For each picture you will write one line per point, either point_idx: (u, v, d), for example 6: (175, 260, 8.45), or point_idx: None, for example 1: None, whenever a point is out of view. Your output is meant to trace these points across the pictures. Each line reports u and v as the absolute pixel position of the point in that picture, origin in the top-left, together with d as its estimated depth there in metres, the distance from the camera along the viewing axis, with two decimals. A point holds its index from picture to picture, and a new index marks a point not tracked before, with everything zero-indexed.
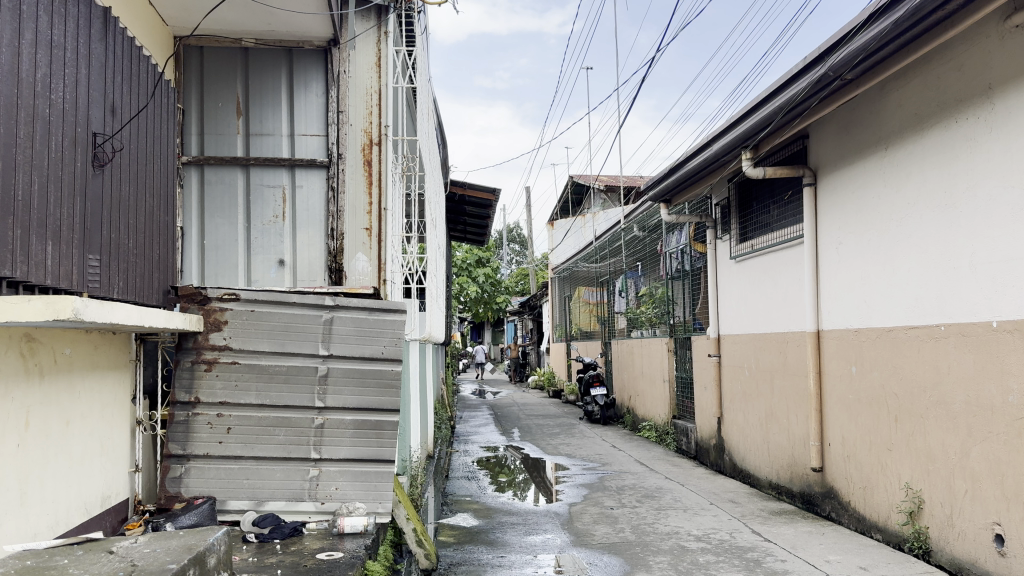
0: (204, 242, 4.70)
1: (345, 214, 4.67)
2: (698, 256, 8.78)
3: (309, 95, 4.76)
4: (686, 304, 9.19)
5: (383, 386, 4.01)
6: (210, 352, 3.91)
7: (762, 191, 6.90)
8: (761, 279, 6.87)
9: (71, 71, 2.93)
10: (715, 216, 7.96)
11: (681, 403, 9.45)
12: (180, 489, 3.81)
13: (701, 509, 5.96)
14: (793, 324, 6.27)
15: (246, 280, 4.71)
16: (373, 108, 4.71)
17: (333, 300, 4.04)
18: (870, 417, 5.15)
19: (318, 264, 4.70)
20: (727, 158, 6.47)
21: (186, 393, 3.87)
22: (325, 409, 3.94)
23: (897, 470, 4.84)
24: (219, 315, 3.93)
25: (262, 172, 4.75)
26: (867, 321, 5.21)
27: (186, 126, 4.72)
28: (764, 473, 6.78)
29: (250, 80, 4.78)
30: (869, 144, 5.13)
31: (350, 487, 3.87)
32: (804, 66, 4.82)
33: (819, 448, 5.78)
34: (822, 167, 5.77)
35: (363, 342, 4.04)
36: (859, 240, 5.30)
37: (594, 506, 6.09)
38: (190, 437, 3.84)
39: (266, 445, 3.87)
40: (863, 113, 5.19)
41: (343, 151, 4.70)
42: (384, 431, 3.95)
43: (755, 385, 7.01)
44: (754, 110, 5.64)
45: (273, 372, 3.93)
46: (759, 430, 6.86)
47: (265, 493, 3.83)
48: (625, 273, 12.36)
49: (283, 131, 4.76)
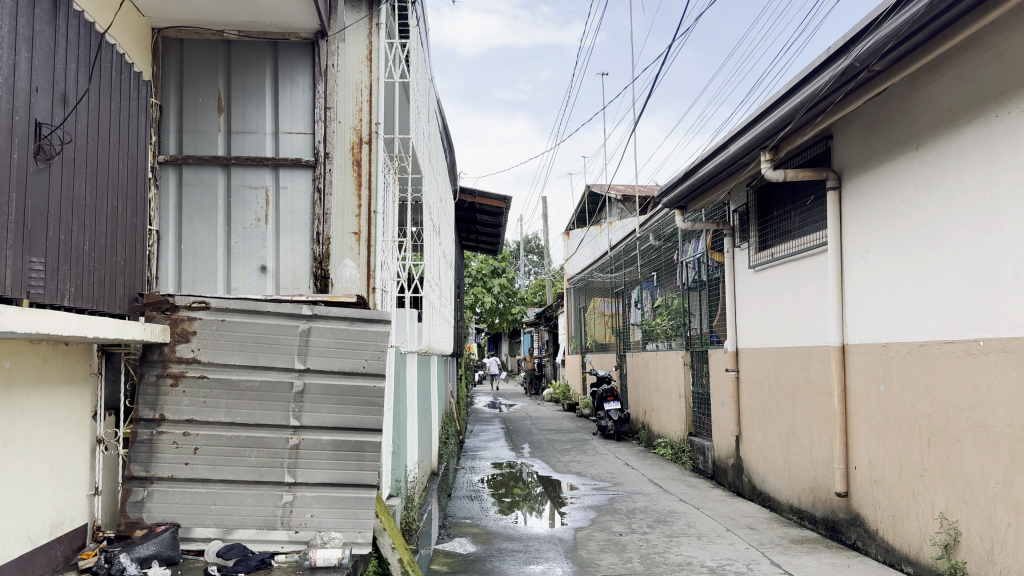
0: (181, 247, 4.40)
1: (332, 217, 4.37)
2: (715, 266, 8.39)
3: (296, 89, 4.46)
4: (702, 316, 8.81)
5: (365, 404, 3.68)
6: (177, 365, 3.61)
7: (782, 197, 6.52)
8: (782, 290, 6.48)
9: (7, 52, 2.64)
10: (733, 223, 7.59)
11: (698, 419, 9.05)
12: (142, 514, 3.49)
13: (716, 536, 5.56)
14: (816, 338, 5.87)
15: (225, 289, 4.40)
16: (363, 104, 4.43)
17: (311, 309, 3.70)
18: (900, 440, 4.74)
19: (302, 271, 4.39)
20: (745, 160, 6.08)
21: (150, 410, 3.57)
22: (300, 429, 3.62)
23: (930, 497, 4.43)
24: (187, 325, 3.63)
25: (244, 173, 4.45)
26: (897, 335, 4.81)
27: (164, 123, 4.42)
28: (785, 497, 6.36)
29: (233, 75, 4.48)
30: (900, 142, 4.74)
31: (327, 515, 3.55)
32: (828, 58, 4.45)
33: (844, 471, 5.38)
34: (849, 169, 5.37)
35: (343, 356, 3.69)
36: (889, 248, 4.91)
37: (602, 532, 5.71)
38: (153, 458, 3.54)
39: (236, 467, 3.56)
40: (893, 110, 4.81)
41: (330, 149, 4.40)
42: (365, 452, 3.63)
43: (776, 402, 6.60)
44: (774, 108, 5.27)
45: (244, 388, 3.61)
46: (780, 450, 6.46)
47: (233, 520, 3.51)
48: (641, 284, 11.97)
49: (266, 128, 4.47)
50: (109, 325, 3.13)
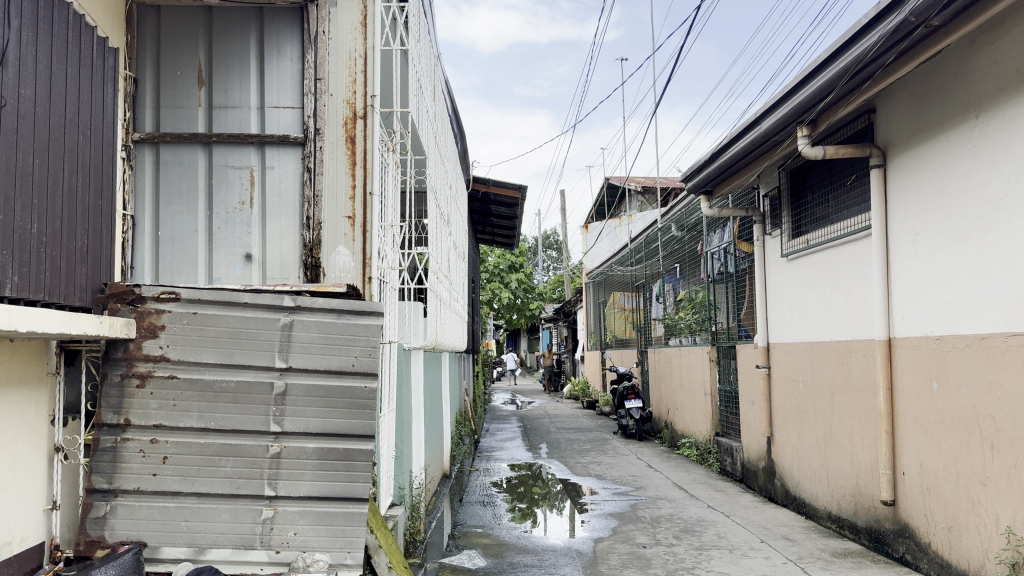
0: (158, 234, 3.99)
1: (324, 199, 3.96)
2: (744, 257, 7.88)
3: (283, 59, 4.04)
4: (729, 310, 8.32)
5: (355, 407, 3.26)
6: (143, 364, 3.19)
7: (819, 178, 6.04)
8: (820, 280, 5.99)
9: None
10: (764, 209, 7.10)
11: (725, 419, 8.58)
12: (104, 533, 3.08)
13: (750, 549, 5.10)
14: (859, 332, 5.38)
15: (207, 279, 4.00)
16: (357, 75, 3.99)
17: (294, 300, 3.27)
18: (958, 444, 4.26)
19: (291, 260, 3.98)
20: (779, 137, 5.58)
21: (113, 414, 3.14)
22: (282, 435, 3.21)
23: (994, 510, 3.94)
24: (155, 319, 3.21)
25: (227, 151, 4.04)
26: (953, 327, 4.32)
27: (140, 98, 4.01)
28: (823, 503, 5.89)
29: (214, 43, 4.06)
30: (957, 110, 4.25)
31: (312, 533, 3.15)
32: (878, 14, 3.97)
33: (890, 477, 4.89)
34: (897, 144, 4.89)
35: (329, 354, 3.27)
36: (942, 231, 4.43)
37: (623, 544, 5.27)
38: (117, 469, 3.12)
39: (209, 479, 3.15)
40: (949, 77, 4.32)
41: (321, 125, 3.98)
42: (355, 462, 3.22)
43: (811, 401, 6.13)
44: (814, 75, 4.78)
45: (218, 390, 3.19)
46: (817, 453, 5.98)
47: (206, 539, 3.10)
48: (662, 277, 11.49)
49: (251, 102, 4.05)
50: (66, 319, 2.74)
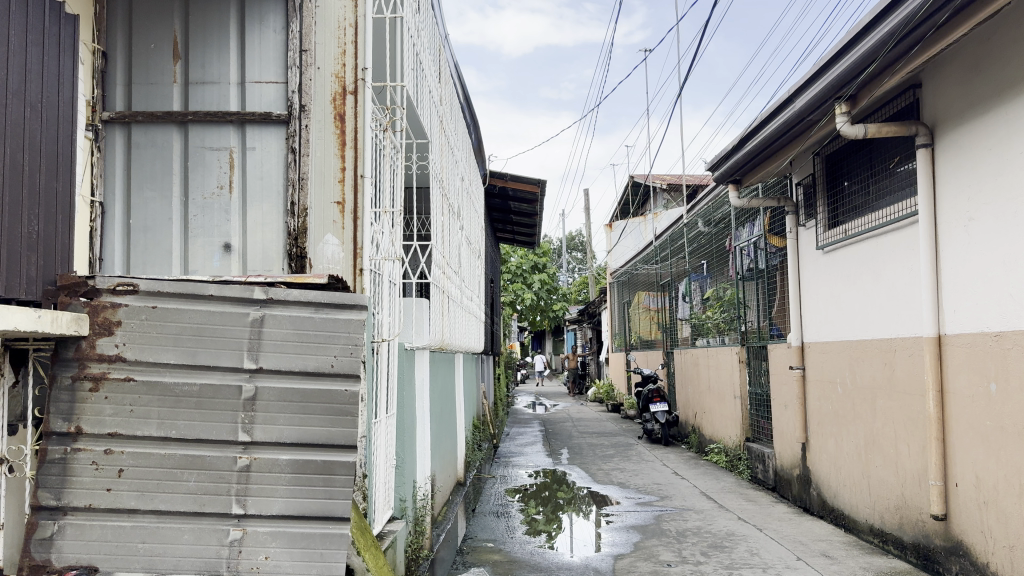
0: (130, 222, 3.62)
1: (310, 182, 3.60)
2: (776, 251, 7.40)
3: (265, 30, 3.67)
4: (760, 309, 7.85)
5: (333, 413, 2.89)
6: (97, 364, 2.79)
7: (858, 162, 5.57)
8: (859, 274, 5.52)
9: None
10: (798, 198, 6.63)
11: (756, 423, 8.10)
12: (50, 556, 2.68)
13: (785, 568, 4.64)
14: (905, 329, 4.89)
15: (182, 271, 3.63)
16: (347, 47, 3.63)
17: (265, 292, 2.94)
18: (1021, 453, 3.77)
19: (274, 249, 3.61)
20: (817, 115, 5.10)
21: (63, 421, 2.74)
22: (252, 446, 2.82)
23: None
24: (110, 314, 2.83)
25: (203, 132, 3.69)
26: (1014, 322, 3.84)
27: (110, 75, 3.65)
28: (865, 516, 5.40)
29: (190, 13, 3.71)
30: (1016, 79, 3.79)
31: (285, 557, 2.76)
32: None
33: (941, 489, 4.41)
34: (947, 121, 4.41)
35: (304, 353, 2.92)
36: (1000, 214, 3.95)
37: (646, 562, 4.85)
38: (67, 484, 2.73)
39: (171, 496, 2.76)
40: (1007, 42, 3.86)
41: (307, 101, 3.63)
42: (335, 475, 2.84)
43: (851, 404, 5.65)
44: (858, 41, 4.31)
45: (180, 394, 2.81)
46: (858, 461, 5.50)
47: (166, 564, 2.71)
48: (688, 276, 11.01)
49: (231, 77, 3.69)
50: (11, 316, 2.38)
